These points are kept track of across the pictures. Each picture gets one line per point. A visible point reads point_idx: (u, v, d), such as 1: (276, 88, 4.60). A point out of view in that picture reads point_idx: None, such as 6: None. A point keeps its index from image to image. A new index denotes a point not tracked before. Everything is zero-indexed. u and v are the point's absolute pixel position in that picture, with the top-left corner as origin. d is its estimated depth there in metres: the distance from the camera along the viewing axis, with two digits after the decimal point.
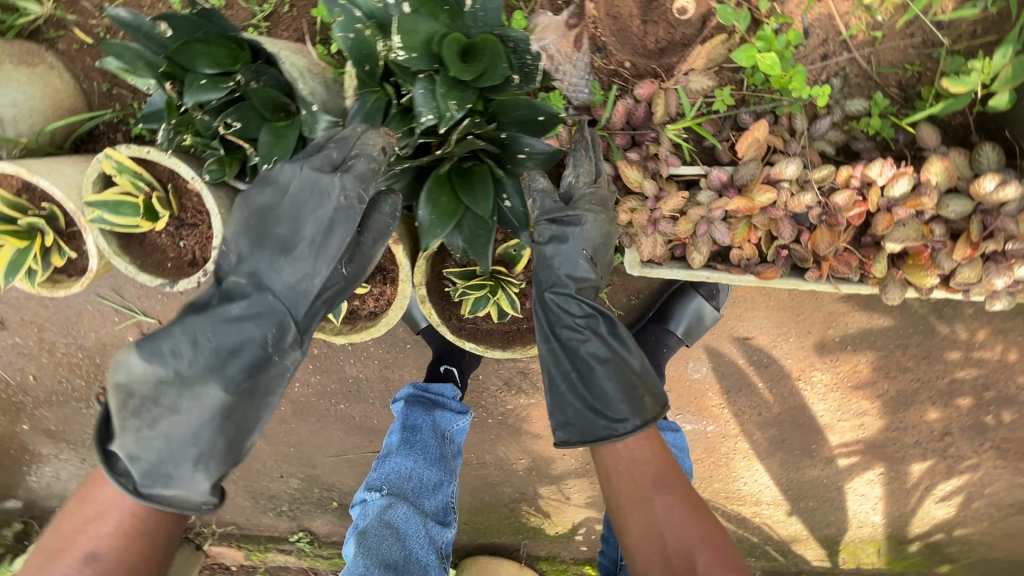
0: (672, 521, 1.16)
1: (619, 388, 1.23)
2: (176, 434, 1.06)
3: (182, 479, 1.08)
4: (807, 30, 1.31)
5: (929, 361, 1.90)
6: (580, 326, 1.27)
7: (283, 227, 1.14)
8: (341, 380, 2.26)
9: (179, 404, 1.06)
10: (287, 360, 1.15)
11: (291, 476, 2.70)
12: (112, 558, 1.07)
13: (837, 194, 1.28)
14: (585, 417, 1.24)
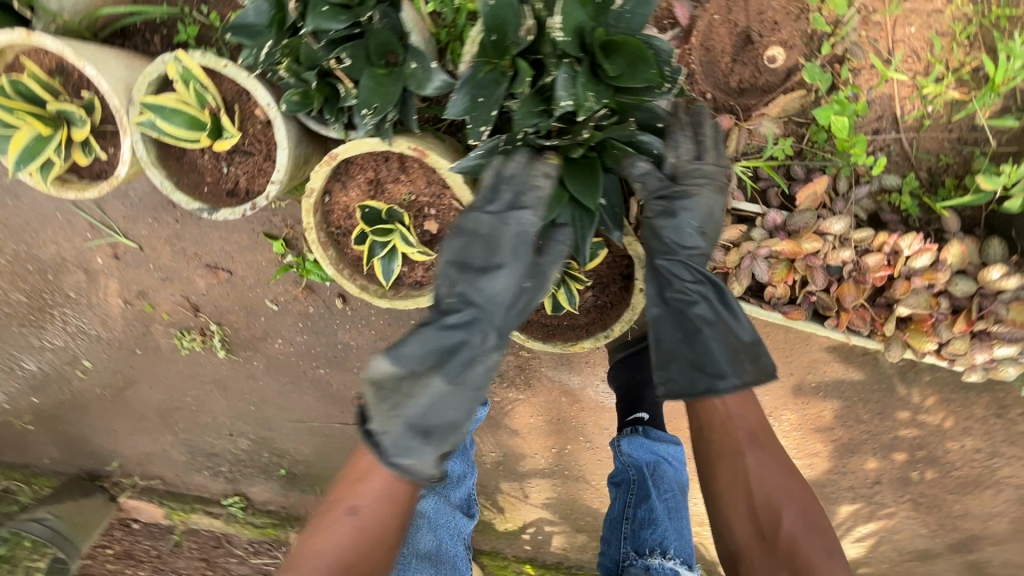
0: (764, 472, 1.14)
1: (727, 356, 1.19)
2: (409, 423, 0.99)
3: (419, 462, 1.00)
4: (870, 103, 1.44)
5: (882, 416, 2.13)
6: (686, 293, 1.23)
7: (480, 244, 1.13)
8: (329, 345, 2.16)
9: (424, 385, 1.01)
10: (490, 344, 1.09)
11: (241, 436, 2.55)
12: (369, 520, 1.01)
13: (870, 255, 1.41)
14: (687, 377, 1.23)
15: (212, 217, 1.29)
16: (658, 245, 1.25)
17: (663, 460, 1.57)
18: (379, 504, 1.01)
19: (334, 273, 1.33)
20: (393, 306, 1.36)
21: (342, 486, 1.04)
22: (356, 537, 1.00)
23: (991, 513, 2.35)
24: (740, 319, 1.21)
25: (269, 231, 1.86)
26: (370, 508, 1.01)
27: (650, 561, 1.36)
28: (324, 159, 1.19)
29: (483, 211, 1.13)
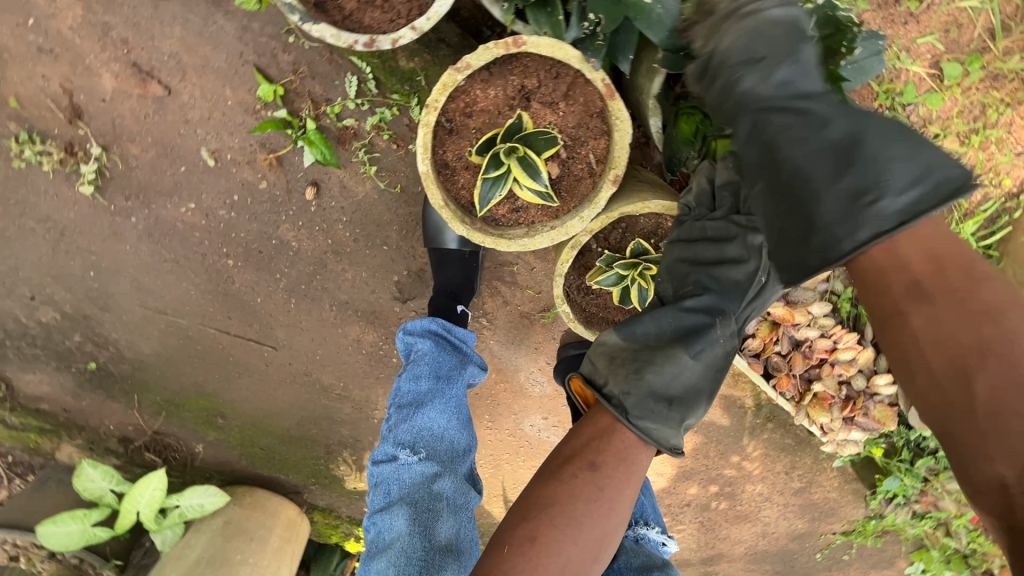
0: (947, 329, 0.74)
1: (852, 189, 0.82)
2: (655, 395, 1.02)
3: (665, 433, 1.03)
4: None
5: (721, 456, 2.61)
6: (783, 130, 0.91)
7: (708, 240, 1.14)
8: (258, 235, 1.68)
9: (677, 365, 1.04)
10: (731, 339, 1.11)
11: (45, 305, 1.82)
12: (613, 478, 0.96)
13: (822, 339, 1.73)
14: (793, 240, 0.87)
15: (306, 28, 0.93)
16: (731, 107, 0.96)
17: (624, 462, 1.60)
18: (628, 464, 0.98)
19: (426, 172, 1.07)
20: (470, 237, 1.15)
21: (581, 443, 1.00)
22: (601, 496, 0.94)
23: (741, 540, 2.90)
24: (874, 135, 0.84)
25: (263, 68, 1.39)
26: (617, 469, 0.97)
27: (639, 532, 1.42)
28: (504, 41, 0.96)
29: (752, 240, 1.12)
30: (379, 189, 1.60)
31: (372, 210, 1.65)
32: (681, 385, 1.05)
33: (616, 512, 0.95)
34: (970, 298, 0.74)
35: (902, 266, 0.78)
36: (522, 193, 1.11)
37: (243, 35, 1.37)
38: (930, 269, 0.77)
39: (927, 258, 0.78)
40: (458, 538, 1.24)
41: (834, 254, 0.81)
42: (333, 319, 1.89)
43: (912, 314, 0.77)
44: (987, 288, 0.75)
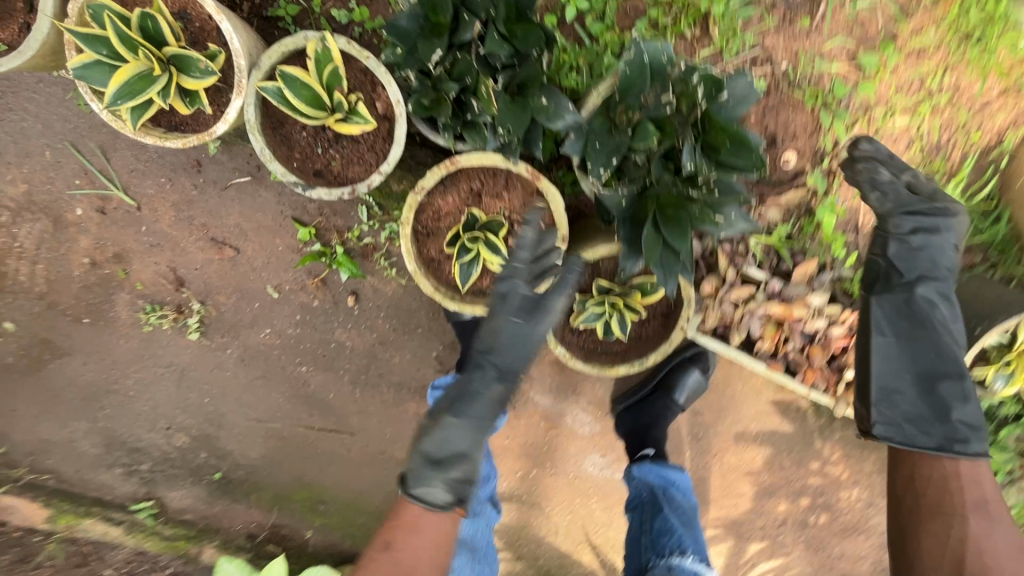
0: (984, 535, 1.35)
1: (960, 401, 1.48)
2: (430, 457, 1.33)
3: (434, 491, 1.31)
4: (849, 210, 1.83)
5: (799, 465, 2.51)
6: (927, 317, 1.52)
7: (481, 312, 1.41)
8: (321, 342, 2.08)
9: (452, 427, 1.35)
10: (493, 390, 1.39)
11: (180, 432, 2.29)
12: (401, 547, 1.29)
13: (835, 327, 1.77)
14: (925, 414, 1.50)
15: (309, 194, 1.29)
16: (906, 285, 1.53)
17: (670, 483, 2.04)
18: (416, 533, 1.30)
19: (414, 268, 1.38)
20: (461, 308, 1.43)
21: (390, 525, 1.34)
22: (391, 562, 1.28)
23: (861, 556, 2.73)
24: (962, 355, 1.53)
25: (299, 217, 1.81)
26: (406, 540, 1.30)
27: (672, 562, 1.84)
28: (444, 163, 1.28)
29: (507, 295, 1.35)
30: (405, 285, 1.95)
31: (402, 302, 1.99)
32: (452, 445, 1.34)
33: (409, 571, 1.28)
34: (1002, 525, 1.37)
35: (980, 488, 1.42)
36: (492, 266, 1.39)
37: (281, 199, 1.78)
38: (948, 479, 1.43)
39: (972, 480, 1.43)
40: (473, 537, 1.73)
41: (953, 445, 1.45)
42: (393, 398, 2.22)
43: (970, 519, 1.37)
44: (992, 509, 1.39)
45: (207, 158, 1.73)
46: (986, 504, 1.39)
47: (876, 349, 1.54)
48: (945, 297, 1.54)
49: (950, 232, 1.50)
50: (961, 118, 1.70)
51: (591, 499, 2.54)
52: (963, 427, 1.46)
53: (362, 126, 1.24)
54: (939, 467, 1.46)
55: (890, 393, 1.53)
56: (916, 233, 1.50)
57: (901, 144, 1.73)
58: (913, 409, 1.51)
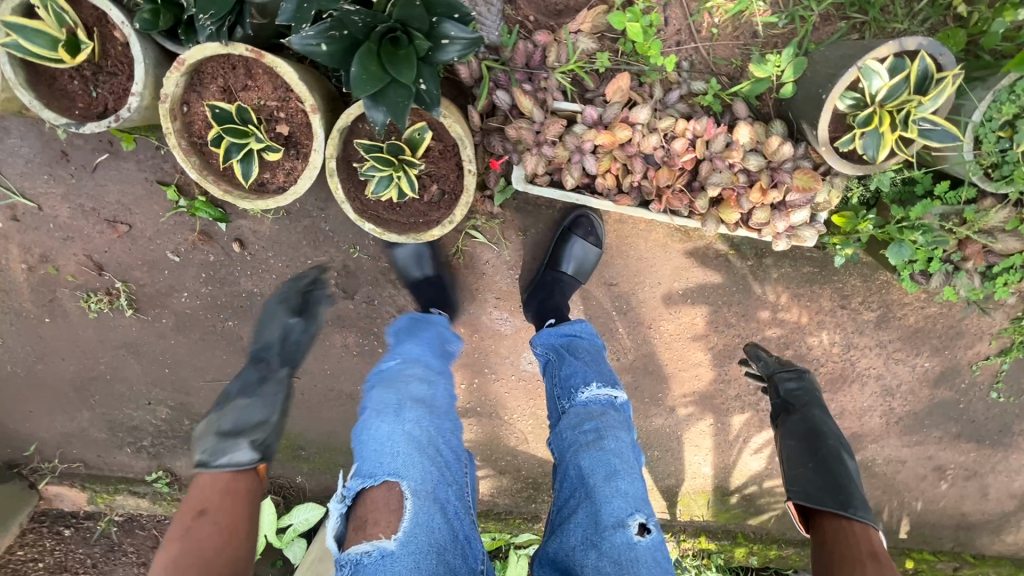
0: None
1: (845, 483, 1.72)
2: (208, 426, 1.70)
3: (212, 454, 1.61)
4: (666, 18, 1.72)
5: (747, 318, 2.33)
6: (818, 425, 1.87)
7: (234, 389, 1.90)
8: (233, 294, 2.26)
9: (225, 412, 1.73)
10: (279, 377, 1.87)
11: (160, 405, 2.56)
12: (214, 516, 1.48)
13: (676, 140, 1.64)
14: (825, 486, 1.71)
15: (80, 130, 1.43)
16: (806, 428, 1.86)
17: (574, 336, 1.99)
18: (227, 494, 1.55)
19: (198, 176, 1.48)
20: (255, 205, 1.51)
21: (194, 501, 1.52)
22: (187, 535, 1.42)
23: (860, 405, 2.50)
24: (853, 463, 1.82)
25: (162, 179, 2.00)
26: (219, 504, 1.52)
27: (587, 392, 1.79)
28: (173, 66, 1.33)
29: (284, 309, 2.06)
30: (278, 220, 2.10)
31: (283, 237, 2.14)
32: (233, 422, 1.69)
33: (203, 526, 1.45)
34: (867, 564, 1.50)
35: (868, 538, 1.59)
36: (266, 156, 1.48)
37: (142, 165, 1.99)
38: (847, 530, 1.62)
39: (862, 527, 1.62)
40: (431, 398, 1.66)
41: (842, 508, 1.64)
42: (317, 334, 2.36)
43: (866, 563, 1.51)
44: (873, 548, 1.56)
45: (71, 146, 1.98)
46: (875, 549, 1.55)
47: (789, 449, 1.85)
48: (824, 420, 1.89)
49: (807, 380, 2.00)
50: None
51: (543, 400, 2.49)
52: (863, 509, 1.65)
53: (89, 50, 1.37)
54: (841, 525, 1.63)
55: (793, 480, 1.76)
56: (803, 383, 1.99)
57: None
58: (812, 490, 1.71)
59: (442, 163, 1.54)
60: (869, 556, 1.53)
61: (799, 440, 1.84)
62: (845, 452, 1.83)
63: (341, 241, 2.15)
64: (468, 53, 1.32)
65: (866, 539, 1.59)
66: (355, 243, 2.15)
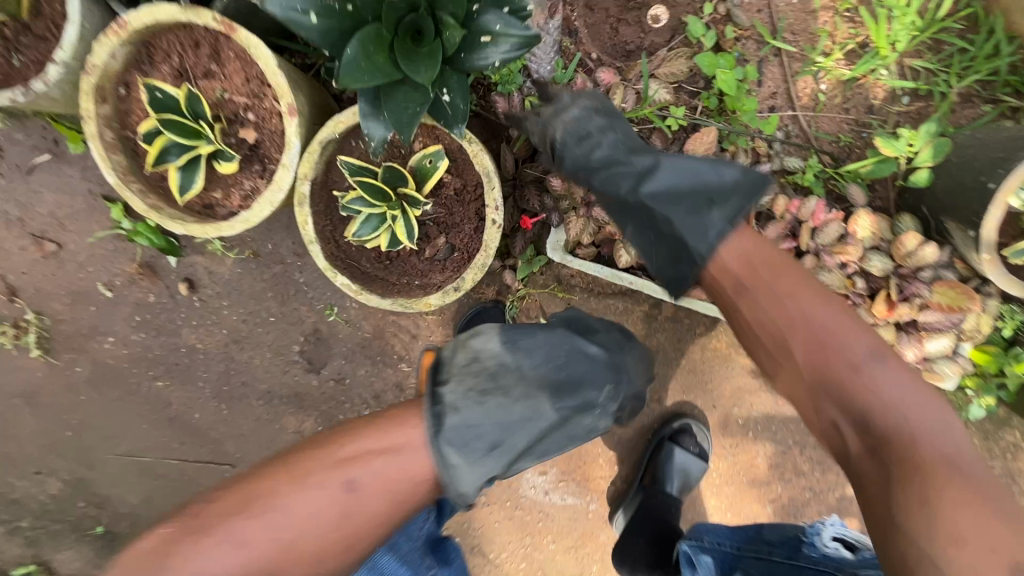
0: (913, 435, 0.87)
1: (722, 215, 1.02)
2: (489, 369, 1.03)
3: (450, 426, 0.96)
4: (761, 77, 1.37)
5: (824, 468, 1.76)
6: (631, 191, 1.08)
7: (559, 356, 1.08)
8: (170, 347, 1.79)
9: (513, 391, 1.01)
10: (602, 417, 1.09)
11: (55, 474, 1.95)
12: (362, 508, 0.93)
13: (771, 224, 1.24)
14: (675, 253, 1.08)
15: None
16: (618, 192, 1.11)
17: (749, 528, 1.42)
18: (388, 488, 0.94)
19: (117, 182, 1.05)
20: (189, 231, 1.08)
21: (366, 435, 0.97)
22: (339, 516, 0.92)
23: None
24: (698, 171, 1.07)
25: (109, 194, 1.60)
26: (373, 492, 0.94)
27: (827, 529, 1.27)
28: (110, 27, 0.97)
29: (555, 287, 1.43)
30: (239, 262, 1.66)
31: (243, 284, 1.68)
32: (516, 434, 1.00)
33: (326, 519, 0.92)
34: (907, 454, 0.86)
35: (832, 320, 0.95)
36: (219, 168, 1.07)
37: (88, 174, 1.60)
38: (812, 344, 0.94)
39: (818, 334, 0.94)
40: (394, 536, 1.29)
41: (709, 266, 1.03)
42: (265, 413, 1.84)
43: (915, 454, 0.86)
44: (869, 377, 0.91)
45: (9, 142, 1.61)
46: (912, 398, 0.89)
47: (635, 241, 1.15)
48: (608, 168, 1.11)
49: (585, 116, 1.14)
50: None
51: (544, 541, 1.85)
52: (716, 216, 1.02)
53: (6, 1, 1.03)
54: (797, 348, 0.95)
55: (674, 270, 1.10)
56: (566, 134, 1.14)
57: None
58: (684, 272, 1.07)
59: (456, 208, 1.11)
60: (879, 417, 0.89)
61: (625, 216, 1.13)
62: (647, 190, 1.07)
63: (315, 298, 1.69)
64: (517, 57, 0.93)
65: (867, 341, 0.93)
66: (332, 303, 1.70)
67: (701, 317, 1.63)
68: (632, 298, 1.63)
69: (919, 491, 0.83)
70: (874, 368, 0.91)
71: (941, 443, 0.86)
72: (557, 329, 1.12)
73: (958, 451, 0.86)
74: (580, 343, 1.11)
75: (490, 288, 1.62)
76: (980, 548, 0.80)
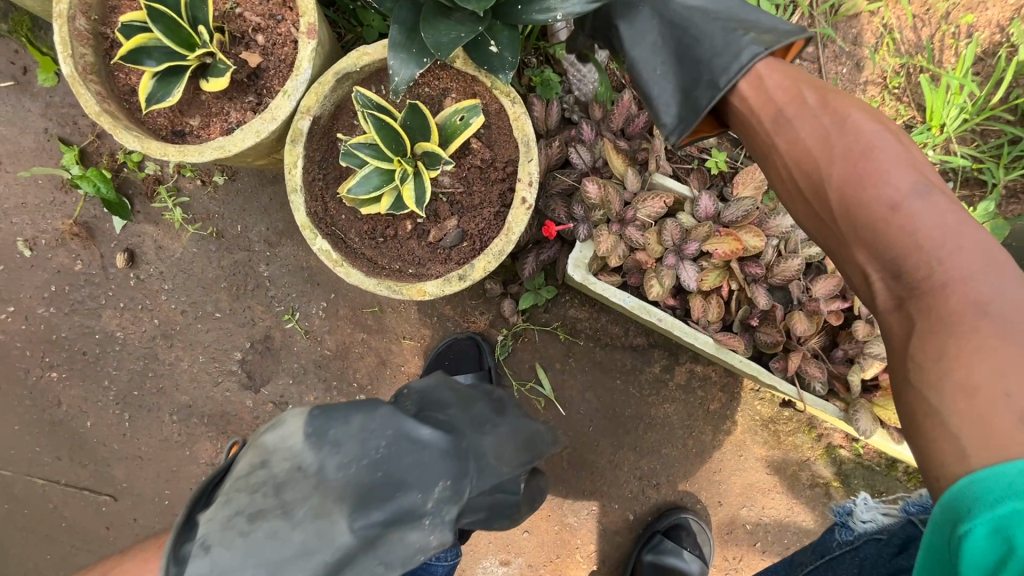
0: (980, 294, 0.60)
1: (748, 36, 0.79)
2: (270, 482, 0.65)
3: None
4: None
5: None
6: None
7: (369, 451, 0.67)
8: (80, 331, 1.46)
9: (295, 512, 0.63)
10: (442, 530, 0.67)
11: None
12: None
13: (822, 279, 1.07)
14: (691, 84, 0.82)
15: None
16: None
17: None
18: None
19: (71, 74, 0.85)
20: (147, 150, 0.88)
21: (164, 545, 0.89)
22: None
23: None
24: (730, 1, 0.84)
25: (66, 137, 1.38)
26: None
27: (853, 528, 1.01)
28: None
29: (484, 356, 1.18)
30: (197, 241, 1.41)
31: (193, 268, 1.42)
32: None
33: None
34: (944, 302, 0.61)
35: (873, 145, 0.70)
36: (205, 87, 0.89)
37: (47, 111, 1.38)
38: (844, 172, 0.69)
39: (844, 161, 0.70)
40: None
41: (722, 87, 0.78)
42: (177, 433, 1.49)
43: (953, 301, 0.60)
44: (910, 209, 0.65)
45: None
46: (956, 239, 0.62)
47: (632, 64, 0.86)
48: None
49: None
50: (939, 3, 1.26)
51: None
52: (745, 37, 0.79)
53: None
54: (821, 182, 0.71)
55: (680, 107, 0.83)
56: None
57: (863, 44, 1.28)
58: (686, 102, 0.82)
59: (477, 187, 0.94)
60: (911, 262, 0.63)
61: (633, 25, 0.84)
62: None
63: (274, 298, 1.42)
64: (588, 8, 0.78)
65: (910, 171, 0.67)
66: (294, 307, 1.43)
67: (716, 391, 1.42)
68: (642, 355, 1.41)
69: (945, 339, 0.59)
70: (919, 203, 0.65)
71: (986, 285, 0.60)
72: (378, 401, 0.70)
73: (1003, 299, 0.59)
74: (407, 423, 0.69)
75: (483, 317, 1.40)
76: (993, 389, 0.55)
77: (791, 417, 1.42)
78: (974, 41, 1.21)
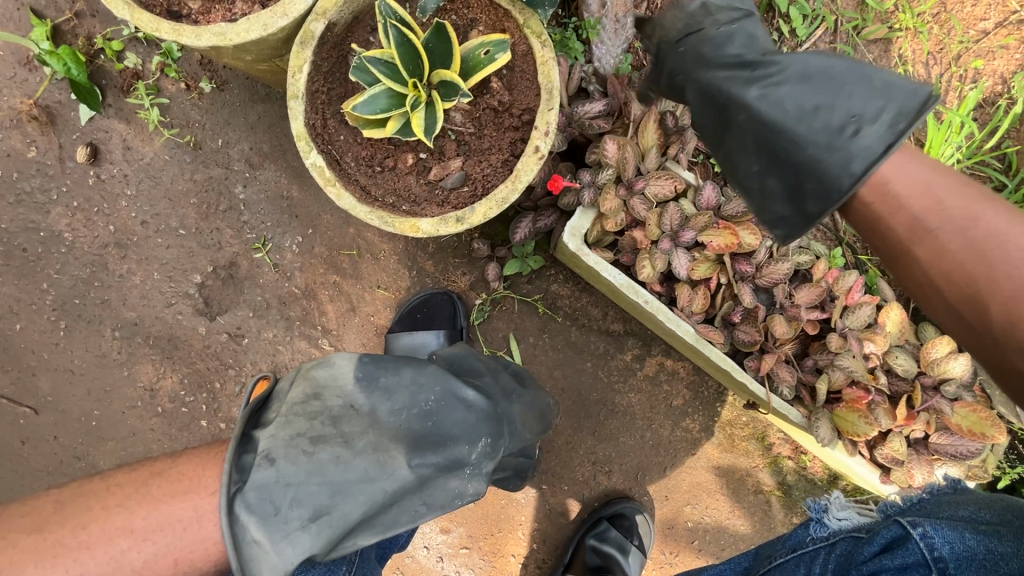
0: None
1: (848, 122, 0.77)
2: (328, 413, 0.72)
3: (257, 484, 0.67)
4: None
5: None
6: (754, 120, 0.83)
7: (423, 402, 0.75)
8: (21, 224, 1.33)
9: (356, 443, 0.70)
10: (478, 480, 0.77)
11: None
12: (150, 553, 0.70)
13: (806, 287, 1.08)
14: (802, 178, 0.81)
15: None
16: (746, 125, 0.84)
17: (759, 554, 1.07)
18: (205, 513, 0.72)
19: None
20: (136, 20, 0.80)
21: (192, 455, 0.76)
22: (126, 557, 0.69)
23: None
24: (827, 128, 0.78)
25: (39, 10, 1.25)
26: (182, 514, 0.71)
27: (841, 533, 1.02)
28: None
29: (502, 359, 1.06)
30: (172, 149, 1.31)
31: (163, 177, 1.32)
32: (352, 501, 0.68)
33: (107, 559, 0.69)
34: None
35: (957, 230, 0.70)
36: None
37: None
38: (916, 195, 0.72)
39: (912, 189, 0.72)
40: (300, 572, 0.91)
41: (842, 186, 0.76)
42: (115, 351, 1.38)
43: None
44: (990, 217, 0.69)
45: None
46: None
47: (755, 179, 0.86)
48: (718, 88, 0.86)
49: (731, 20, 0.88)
50: (954, 43, 1.29)
51: None
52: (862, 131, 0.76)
53: None
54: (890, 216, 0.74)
55: (794, 196, 0.83)
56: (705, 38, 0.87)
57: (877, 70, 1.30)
58: (789, 204, 0.84)
59: (488, 130, 0.90)
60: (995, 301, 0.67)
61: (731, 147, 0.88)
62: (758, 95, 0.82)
63: (247, 224, 1.34)
64: None
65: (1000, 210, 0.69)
66: (266, 237, 1.34)
67: (681, 388, 1.43)
68: (616, 342, 1.41)
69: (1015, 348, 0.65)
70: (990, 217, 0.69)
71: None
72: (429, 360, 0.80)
73: None
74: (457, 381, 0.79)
75: (464, 278, 1.36)
76: None
77: (748, 423, 1.44)
78: (979, 85, 1.25)
